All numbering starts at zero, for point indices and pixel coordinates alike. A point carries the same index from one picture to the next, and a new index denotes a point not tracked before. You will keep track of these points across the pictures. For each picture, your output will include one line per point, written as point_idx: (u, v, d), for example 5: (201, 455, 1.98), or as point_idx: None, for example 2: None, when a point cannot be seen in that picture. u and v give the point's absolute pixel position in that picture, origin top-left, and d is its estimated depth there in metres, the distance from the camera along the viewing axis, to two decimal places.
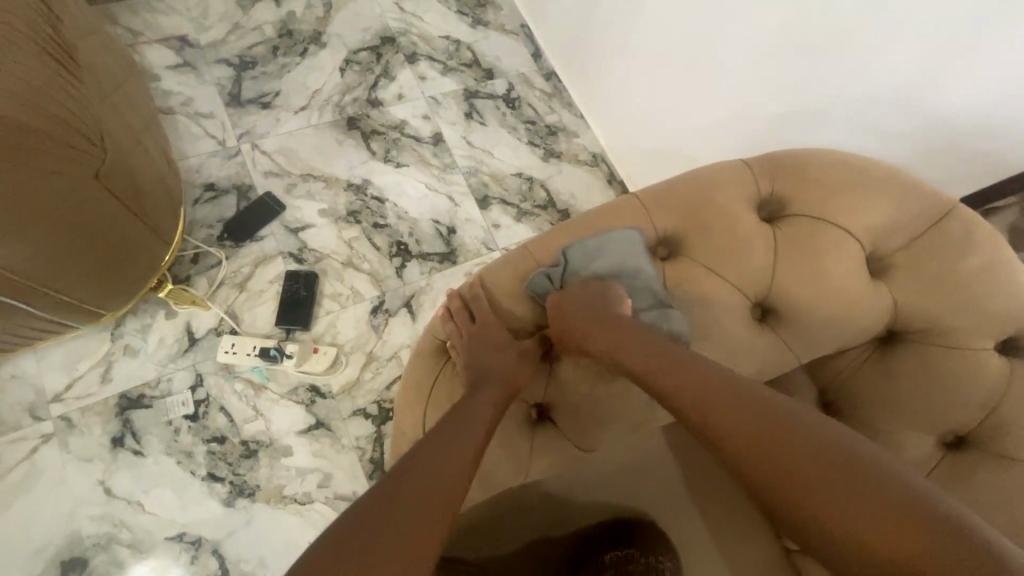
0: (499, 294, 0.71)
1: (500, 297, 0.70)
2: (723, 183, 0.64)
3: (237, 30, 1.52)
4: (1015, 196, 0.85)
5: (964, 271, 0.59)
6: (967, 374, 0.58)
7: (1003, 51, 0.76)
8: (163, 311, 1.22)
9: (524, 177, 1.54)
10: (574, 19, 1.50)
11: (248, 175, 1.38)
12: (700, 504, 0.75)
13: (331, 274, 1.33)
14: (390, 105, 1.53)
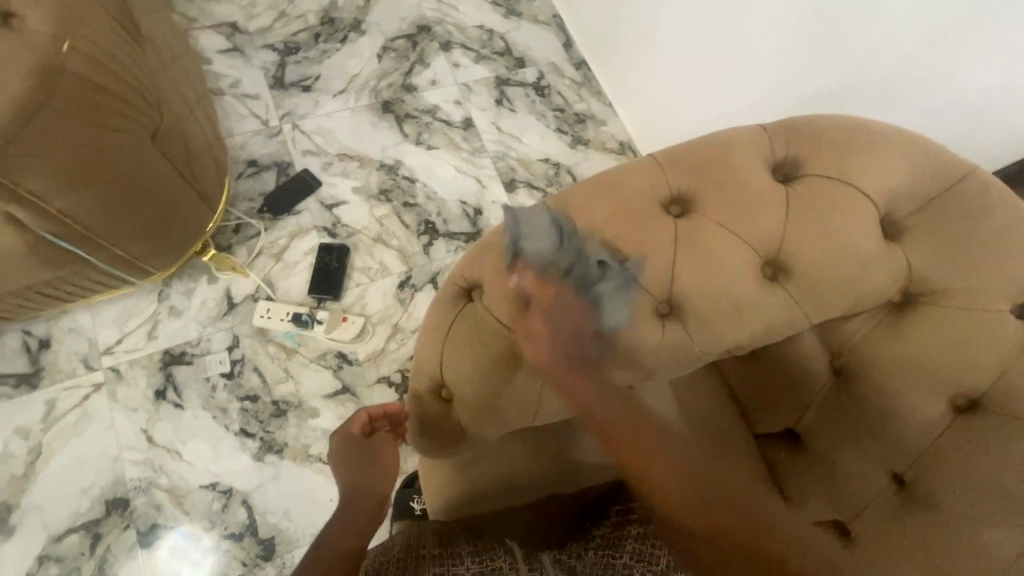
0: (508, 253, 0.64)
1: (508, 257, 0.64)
2: (737, 145, 0.63)
3: (283, 18, 1.60)
4: None
5: (978, 235, 0.58)
6: (983, 334, 0.57)
7: None
8: (206, 276, 1.30)
9: (551, 163, 1.57)
10: (605, 9, 1.53)
11: (288, 154, 1.45)
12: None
13: (363, 248, 1.38)
14: (423, 91, 1.59)
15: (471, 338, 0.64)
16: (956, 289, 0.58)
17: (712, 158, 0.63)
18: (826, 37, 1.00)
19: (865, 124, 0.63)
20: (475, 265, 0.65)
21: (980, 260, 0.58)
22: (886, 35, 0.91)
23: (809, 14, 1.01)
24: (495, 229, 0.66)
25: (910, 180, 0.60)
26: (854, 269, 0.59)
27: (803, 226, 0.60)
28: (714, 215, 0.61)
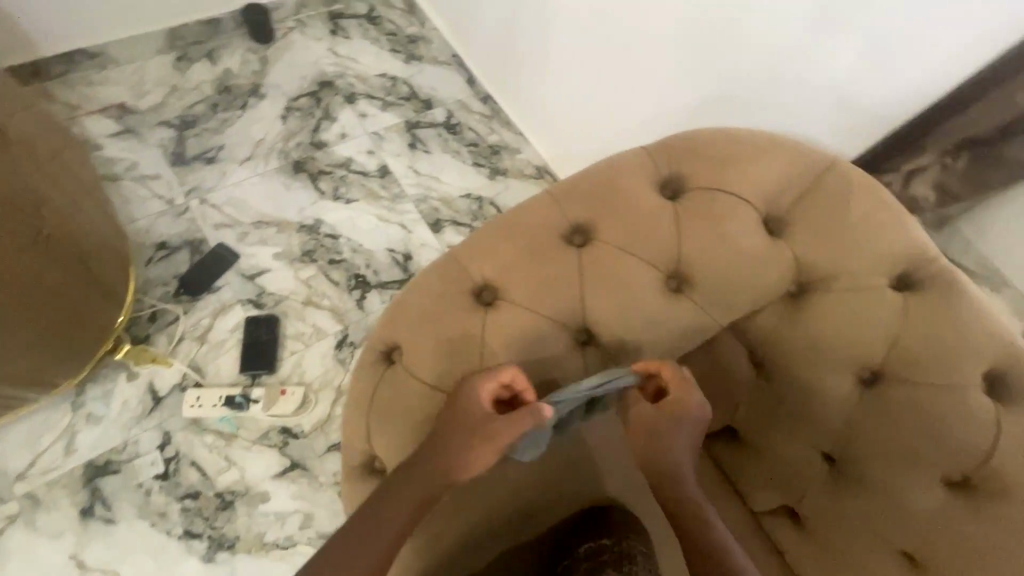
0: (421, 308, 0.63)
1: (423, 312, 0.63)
2: (623, 168, 0.66)
3: (175, 92, 1.56)
4: (911, 152, 0.91)
5: (848, 220, 0.63)
6: (869, 308, 0.62)
7: None
8: (124, 374, 1.21)
9: (473, 198, 1.58)
10: (500, 44, 1.58)
11: (199, 230, 1.39)
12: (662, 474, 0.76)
13: (293, 314, 1.34)
14: (334, 145, 1.58)
15: (396, 401, 0.61)
16: (841, 272, 0.63)
17: (602, 185, 0.66)
18: (705, 46, 1.09)
19: (734, 132, 0.67)
20: (391, 326, 0.63)
21: (856, 242, 0.63)
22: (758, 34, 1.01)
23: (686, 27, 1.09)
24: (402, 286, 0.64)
25: (784, 178, 0.64)
26: (749, 268, 0.63)
27: (695, 237, 0.63)
28: (612, 239, 0.63)
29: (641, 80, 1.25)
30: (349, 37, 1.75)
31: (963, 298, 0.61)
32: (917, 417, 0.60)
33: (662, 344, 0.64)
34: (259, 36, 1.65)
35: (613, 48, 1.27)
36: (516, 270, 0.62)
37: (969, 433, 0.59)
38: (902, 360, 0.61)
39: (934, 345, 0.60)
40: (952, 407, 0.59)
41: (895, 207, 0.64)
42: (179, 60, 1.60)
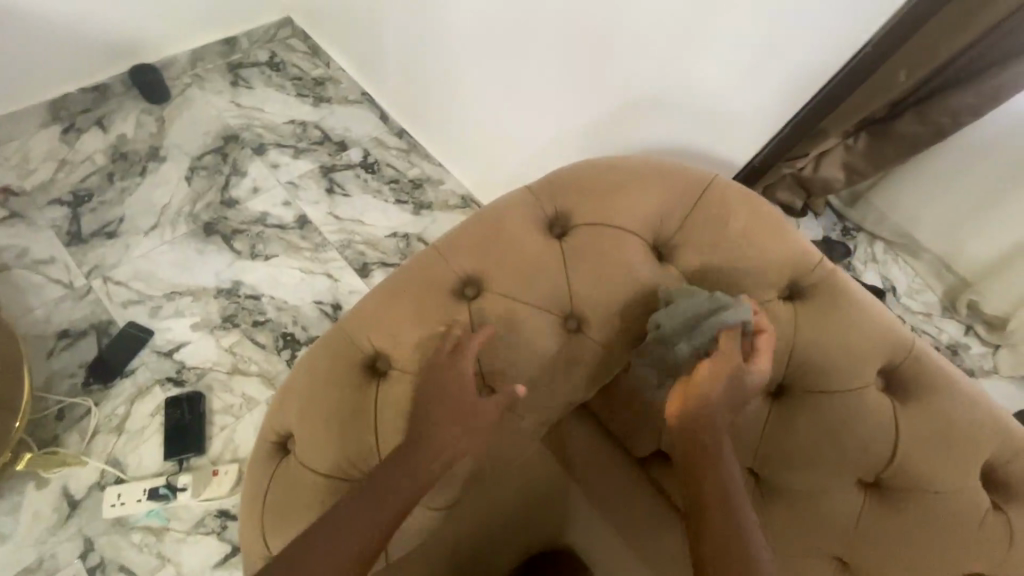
0: (312, 392, 0.61)
1: (314, 397, 0.61)
2: (507, 214, 0.66)
3: (65, 167, 1.46)
4: None
5: (730, 237, 0.63)
6: (764, 323, 0.62)
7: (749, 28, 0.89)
8: (32, 482, 1.11)
9: (399, 236, 1.55)
10: (405, 78, 1.55)
11: (105, 311, 1.30)
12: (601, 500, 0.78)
13: (218, 387, 1.26)
14: (246, 201, 1.51)
15: (292, 499, 0.59)
16: (731, 291, 0.63)
17: (486, 234, 0.65)
18: (598, 62, 1.09)
19: (610, 166, 0.68)
20: (281, 417, 0.61)
21: (740, 258, 0.63)
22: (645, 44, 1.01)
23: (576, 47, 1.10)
24: (294, 368, 0.62)
25: (664, 204, 0.65)
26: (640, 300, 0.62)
27: (583, 278, 0.63)
28: (501, 289, 0.62)
29: (544, 97, 1.24)
30: (251, 87, 1.69)
31: (850, 297, 0.63)
32: (826, 423, 0.61)
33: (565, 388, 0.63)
34: (153, 96, 1.57)
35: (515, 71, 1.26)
36: (407, 335, 0.61)
37: (875, 432, 0.61)
38: (800, 371, 0.62)
39: (831, 348, 0.61)
40: (853, 408, 0.61)
41: (774, 218, 0.65)
42: (66, 132, 1.50)
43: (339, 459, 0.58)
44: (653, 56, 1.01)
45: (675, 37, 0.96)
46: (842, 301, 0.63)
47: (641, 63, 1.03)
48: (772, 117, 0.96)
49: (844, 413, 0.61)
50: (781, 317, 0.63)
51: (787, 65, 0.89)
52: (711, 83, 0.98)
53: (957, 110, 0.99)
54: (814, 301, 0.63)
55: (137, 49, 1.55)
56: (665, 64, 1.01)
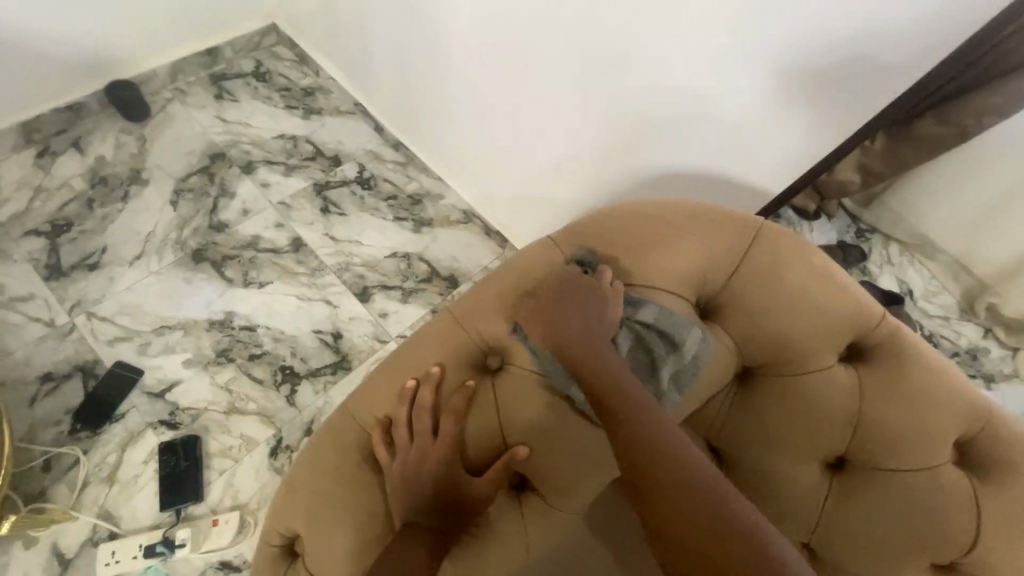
0: (321, 481, 0.54)
1: (324, 487, 0.54)
2: (531, 273, 0.61)
3: (40, 195, 1.37)
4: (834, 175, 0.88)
5: (783, 295, 0.59)
6: (823, 392, 0.58)
7: (779, 44, 0.81)
8: (20, 542, 1.05)
9: (399, 256, 1.47)
10: (399, 88, 1.47)
11: (90, 350, 1.23)
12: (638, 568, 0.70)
13: (215, 428, 1.19)
14: (237, 224, 1.43)
15: None
16: (788, 354, 0.59)
17: (513, 296, 0.59)
18: (613, 75, 1.01)
19: (646, 214, 0.63)
20: (286, 512, 0.54)
21: (793, 318, 0.59)
22: (668, 57, 0.92)
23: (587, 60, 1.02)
24: (295, 461, 0.55)
25: (706, 258, 0.60)
26: (686, 364, 0.57)
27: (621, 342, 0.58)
28: (531, 361, 0.57)
29: (552, 109, 1.15)
30: (236, 100, 1.60)
31: (915, 360, 0.60)
32: (895, 500, 0.58)
33: (606, 466, 0.58)
34: (132, 115, 1.48)
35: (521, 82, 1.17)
36: (416, 416, 0.54)
37: (945, 513, 0.57)
38: (863, 443, 0.59)
39: (899, 419, 0.58)
40: (926, 484, 0.57)
41: (830, 273, 0.61)
42: (40, 156, 1.41)
43: (352, 566, 0.52)
44: (675, 71, 0.93)
45: (699, 52, 0.89)
46: (910, 367, 0.60)
47: (660, 76, 0.95)
48: (806, 141, 0.90)
49: (914, 489, 0.57)
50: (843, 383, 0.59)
51: (822, 84, 0.82)
52: (736, 101, 0.91)
53: (984, 111, 0.88)
54: (877, 367, 0.60)
55: (114, 64, 1.45)
56: (687, 80, 0.93)
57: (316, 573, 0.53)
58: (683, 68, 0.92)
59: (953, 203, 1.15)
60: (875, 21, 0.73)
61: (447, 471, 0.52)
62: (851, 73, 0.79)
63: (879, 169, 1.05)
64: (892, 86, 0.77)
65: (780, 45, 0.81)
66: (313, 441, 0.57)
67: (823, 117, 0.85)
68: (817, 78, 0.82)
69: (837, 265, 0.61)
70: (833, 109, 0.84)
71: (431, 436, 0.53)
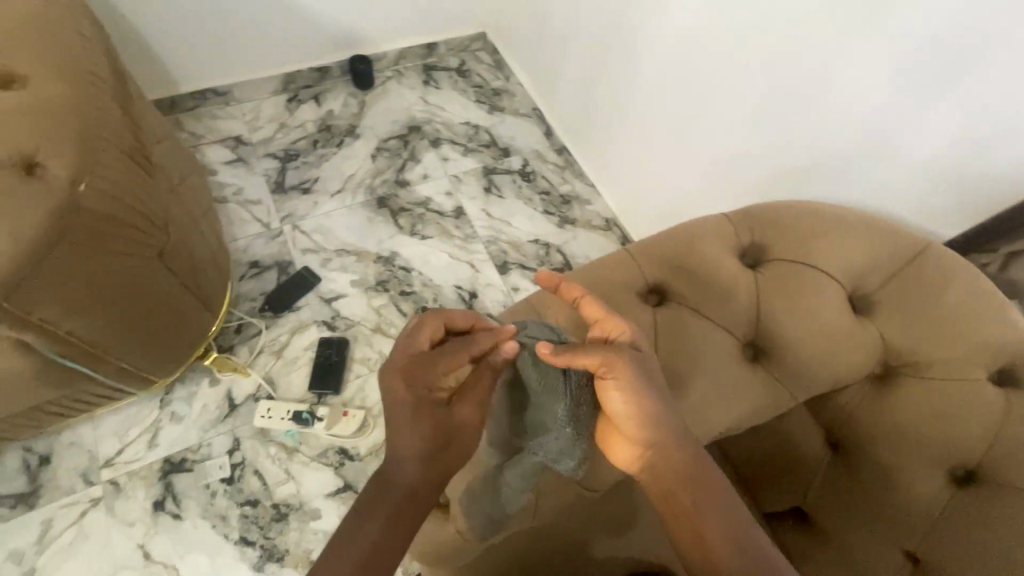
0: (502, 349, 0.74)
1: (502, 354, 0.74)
2: (701, 232, 0.70)
3: (283, 129, 1.74)
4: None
5: (941, 307, 0.66)
6: (968, 403, 0.63)
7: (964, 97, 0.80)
8: (207, 379, 1.32)
9: (540, 244, 1.63)
10: (578, 101, 1.65)
11: (288, 253, 1.52)
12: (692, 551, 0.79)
13: (362, 339, 1.42)
14: (415, 185, 1.69)
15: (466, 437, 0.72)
16: (935, 363, 0.65)
17: (682, 249, 0.69)
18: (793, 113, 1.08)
19: (819, 212, 0.71)
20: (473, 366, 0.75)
21: (947, 332, 0.65)
22: (852, 99, 0.95)
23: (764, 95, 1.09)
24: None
25: (868, 260, 0.68)
26: (831, 344, 0.65)
27: (776, 307, 0.66)
28: (688, 301, 0.68)
29: (720, 134, 1.24)
30: (439, 88, 1.89)
31: None
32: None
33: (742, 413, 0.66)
34: (362, 83, 1.82)
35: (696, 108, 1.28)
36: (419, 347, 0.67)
37: None
38: (996, 463, 0.63)
39: None
40: None
41: (998, 299, 0.65)
42: (290, 101, 1.78)
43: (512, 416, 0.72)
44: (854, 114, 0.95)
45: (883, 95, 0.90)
46: None
47: (837, 113, 0.98)
48: (979, 197, 0.83)
49: None
50: (989, 402, 0.63)
51: (1003, 143, 0.78)
52: (910, 151, 0.90)
53: None
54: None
55: (359, 41, 1.81)
56: (864, 119, 0.94)
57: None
58: (861, 108, 0.94)
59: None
60: None
61: (427, 414, 0.65)
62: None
63: None
64: None
65: (967, 96, 0.80)
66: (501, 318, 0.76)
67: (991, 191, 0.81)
68: (1001, 135, 0.78)
69: (1007, 293, 0.65)
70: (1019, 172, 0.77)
71: (425, 368, 0.65)
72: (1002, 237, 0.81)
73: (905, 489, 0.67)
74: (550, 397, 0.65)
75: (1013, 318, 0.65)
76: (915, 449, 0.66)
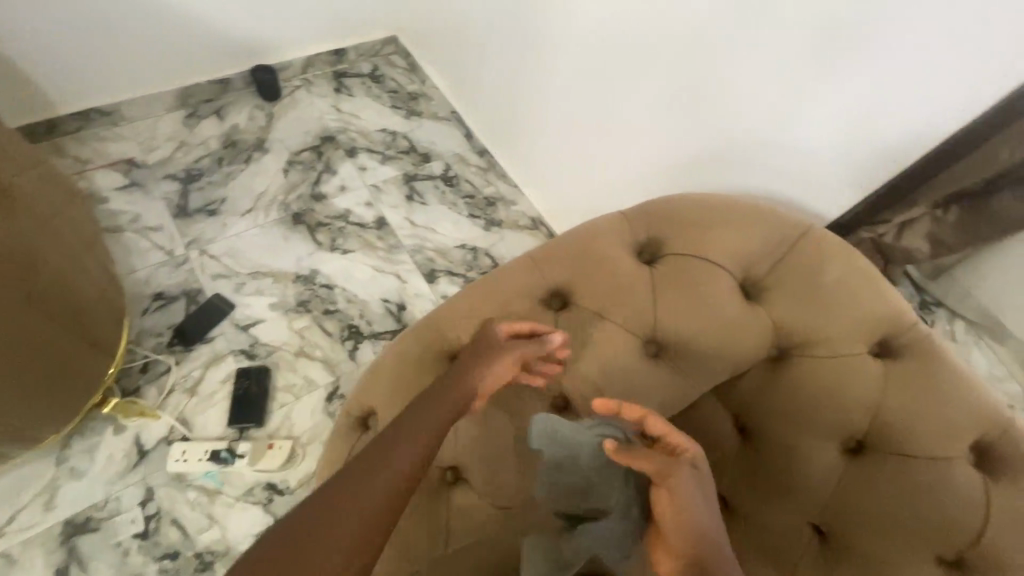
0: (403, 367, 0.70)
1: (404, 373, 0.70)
2: (600, 235, 0.73)
3: (183, 148, 1.62)
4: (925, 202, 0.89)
5: (821, 288, 0.71)
6: (851, 378, 0.69)
7: (846, 78, 0.89)
8: (111, 427, 1.21)
9: (467, 248, 1.61)
10: (494, 102, 1.63)
11: (197, 280, 1.42)
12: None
13: (284, 366, 1.34)
14: (333, 198, 1.62)
15: None
16: (817, 341, 0.71)
17: (583, 253, 0.72)
18: (695, 105, 1.11)
19: (708, 205, 0.75)
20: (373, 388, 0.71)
21: (827, 310, 0.71)
22: (748, 86, 1.01)
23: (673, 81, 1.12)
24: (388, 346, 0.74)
25: (755, 248, 0.72)
26: (720, 332, 0.68)
27: (671, 301, 0.69)
28: (589, 305, 0.70)
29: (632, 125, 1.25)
30: (352, 95, 1.82)
31: (942, 366, 0.70)
32: (908, 486, 0.67)
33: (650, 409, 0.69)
34: (267, 95, 1.73)
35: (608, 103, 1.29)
36: None
37: (957, 509, 0.66)
38: (880, 432, 0.70)
39: (919, 413, 0.68)
40: (940, 477, 0.67)
41: (869, 275, 0.71)
42: (189, 117, 1.67)
43: None
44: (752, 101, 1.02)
45: (779, 84, 0.97)
46: (932, 367, 0.70)
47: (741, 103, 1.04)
48: (875, 168, 0.93)
49: (924, 478, 0.67)
50: (870, 375, 0.70)
51: (885, 121, 0.88)
52: (805, 133, 0.98)
53: None
54: (902, 365, 0.71)
55: (262, 50, 1.71)
56: (758, 106, 1.02)
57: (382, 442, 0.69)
58: (761, 90, 1.00)
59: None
60: (943, 59, 0.79)
61: None
62: (917, 108, 0.84)
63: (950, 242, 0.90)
64: (955, 112, 0.81)
65: (851, 78, 0.89)
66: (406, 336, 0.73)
67: (881, 162, 0.92)
68: (883, 110, 0.88)
69: (877, 269, 0.71)
70: (900, 145, 0.88)
71: None
72: (890, 208, 0.94)
73: (805, 465, 0.71)
74: (607, 484, 0.62)
75: (883, 294, 0.72)
76: (809, 426, 0.70)
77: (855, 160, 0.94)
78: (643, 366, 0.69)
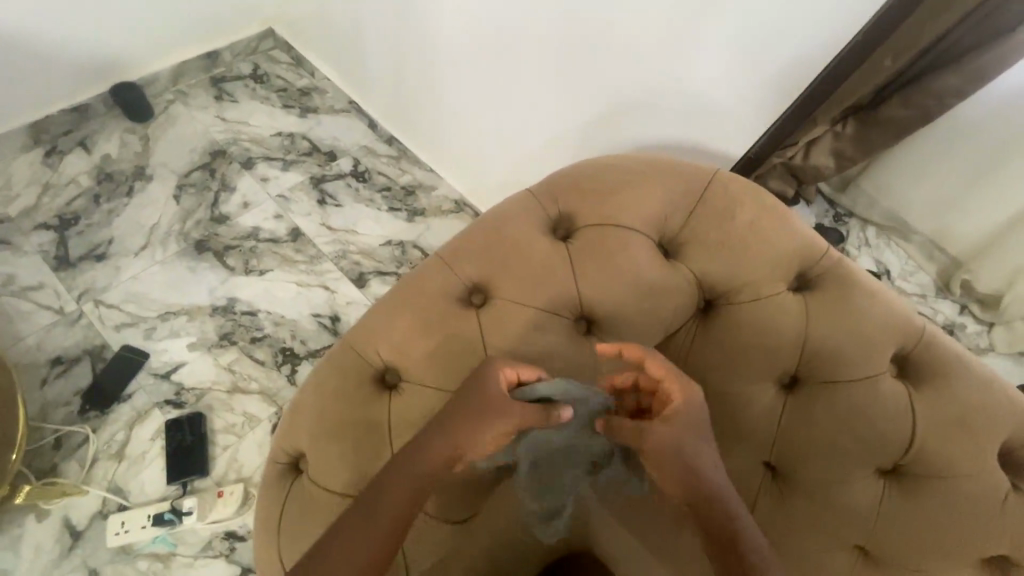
0: (328, 392, 0.68)
1: (330, 399, 0.68)
2: (510, 221, 0.73)
3: (49, 191, 1.43)
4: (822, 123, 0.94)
5: (730, 234, 0.74)
6: (771, 317, 0.73)
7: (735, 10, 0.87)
8: (33, 515, 1.10)
9: (393, 244, 1.53)
10: (390, 86, 1.52)
11: (99, 336, 1.28)
12: (643, 539, 0.73)
13: (218, 407, 1.25)
14: (236, 217, 1.49)
15: (304, 517, 0.65)
16: (736, 286, 0.73)
17: (497, 242, 0.72)
18: (590, 62, 1.07)
19: (611, 171, 0.76)
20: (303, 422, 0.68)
21: (740, 254, 0.73)
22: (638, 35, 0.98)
23: (567, 39, 1.07)
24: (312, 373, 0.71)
25: (663, 206, 0.74)
26: (642, 296, 0.70)
27: (591, 275, 0.70)
28: (512, 294, 0.69)
29: (535, 89, 1.20)
30: (236, 100, 1.66)
31: (853, 291, 0.75)
32: (839, 409, 0.72)
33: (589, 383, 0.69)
34: (138, 116, 1.55)
35: (507, 70, 1.22)
36: None
37: (884, 423, 0.71)
38: (807, 363, 0.73)
39: (839, 339, 0.73)
40: (865, 395, 0.72)
41: (769, 215, 0.75)
42: (48, 155, 1.47)
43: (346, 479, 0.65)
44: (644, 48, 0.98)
45: (671, 31, 0.94)
46: (845, 294, 0.74)
47: (636, 54, 1.00)
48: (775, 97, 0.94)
49: (850, 400, 0.72)
50: (790, 311, 0.73)
51: (777, 50, 0.88)
52: (702, 75, 0.97)
53: (943, 92, 0.84)
54: (817, 296, 0.74)
55: (118, 66, 1.52)
56: (651, 54, 0.99)
57: (314, 483, 0.66)
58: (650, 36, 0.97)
59: (943, 166, 0.99)
60: None
61: None
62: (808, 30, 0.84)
63: (852, 153, 0.97)
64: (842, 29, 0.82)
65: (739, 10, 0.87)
66: (328, 360, 0.71)
67: (779, 91, 0.93)
68: (776, 38, 0.87)
69: (777, 207, 0.75)
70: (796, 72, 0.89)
71: None
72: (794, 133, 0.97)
73: (746, 408, 0.73)
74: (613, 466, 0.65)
75: (788, 230, 0.76)
76: (743, 370, 0.73)
77: (753, 92, 0.94)
78: (576, 344, 0.69)
